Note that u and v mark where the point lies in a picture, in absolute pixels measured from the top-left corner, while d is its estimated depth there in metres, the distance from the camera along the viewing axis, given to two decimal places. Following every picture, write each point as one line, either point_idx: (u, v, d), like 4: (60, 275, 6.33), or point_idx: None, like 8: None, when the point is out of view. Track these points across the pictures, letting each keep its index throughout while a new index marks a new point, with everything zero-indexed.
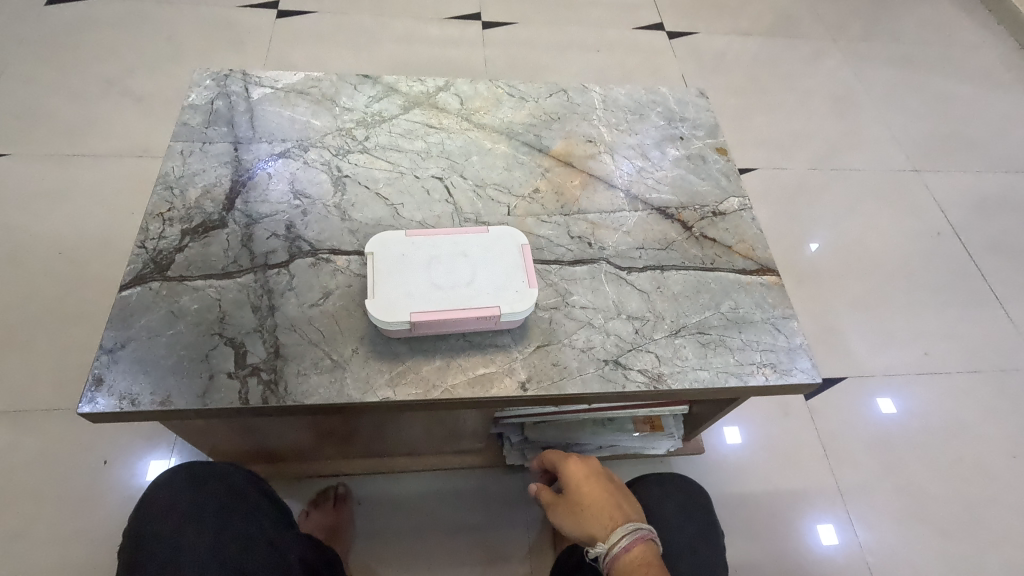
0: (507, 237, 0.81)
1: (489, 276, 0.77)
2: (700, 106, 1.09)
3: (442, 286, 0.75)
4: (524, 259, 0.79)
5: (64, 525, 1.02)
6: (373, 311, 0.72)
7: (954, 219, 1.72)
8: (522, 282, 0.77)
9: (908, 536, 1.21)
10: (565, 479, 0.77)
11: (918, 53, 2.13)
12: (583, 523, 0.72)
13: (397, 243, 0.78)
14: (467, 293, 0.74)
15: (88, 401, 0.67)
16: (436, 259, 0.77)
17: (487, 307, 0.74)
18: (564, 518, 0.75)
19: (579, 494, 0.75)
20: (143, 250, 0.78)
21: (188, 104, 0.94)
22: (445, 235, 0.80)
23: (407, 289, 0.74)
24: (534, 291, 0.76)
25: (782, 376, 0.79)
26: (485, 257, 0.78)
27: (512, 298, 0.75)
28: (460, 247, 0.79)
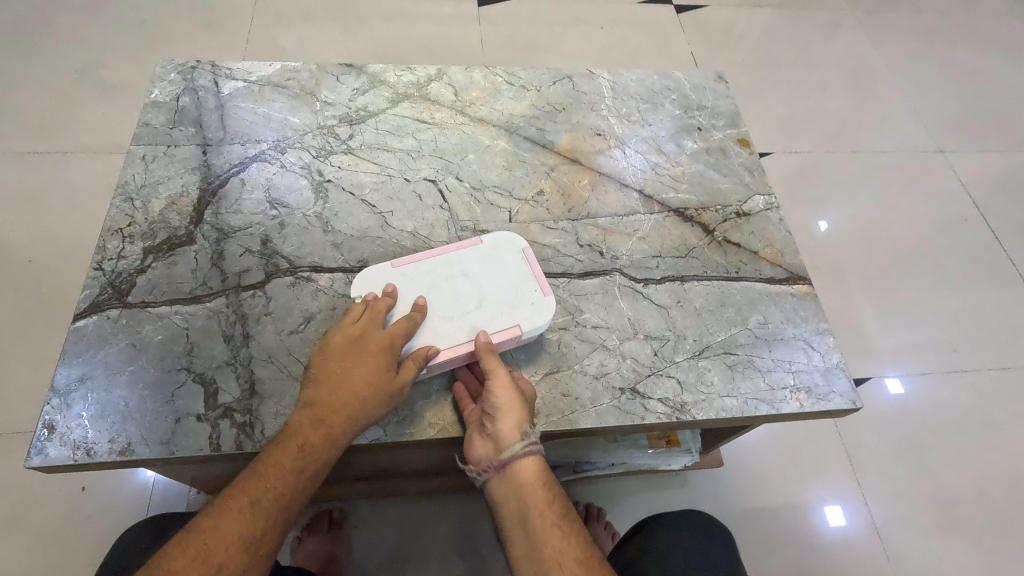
0: (504, 242, 0.75)
1: (498, 293, 0.70)
2: (720, 92, 0.98)
3: (451, 317, 0.68)
4: (528, 264, 0.73)
5: (41, 559, 0.95)
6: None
7: (983, 203, 1.61)
8: (534, 291, 0.71)
9: (942, 548, 1.12)
10: (525, 384, 0.66)
11: (942, 23, 2.00)
12: (519, 413, 0.62)
13: (386, 279, 0.70)
14: (480, 318, 0.68)
15: (37, 452, 0.59)
16: (434, 289, 0.70)
17: (507, 328, 0.68)
18: (512, 391, 0.63)
19: (530, 398, 0.65)
20: (100, 273, 0.70)
21: (151, 101, 0.84)
22: (435, 257, 0.73)
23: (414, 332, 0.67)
24: (551, 299, 0.71)
25: (818, 402, 0.71)
26: (485, 272, 0.72)
27: (529, 312, 0.69)
28: (456, 267, 0.72)
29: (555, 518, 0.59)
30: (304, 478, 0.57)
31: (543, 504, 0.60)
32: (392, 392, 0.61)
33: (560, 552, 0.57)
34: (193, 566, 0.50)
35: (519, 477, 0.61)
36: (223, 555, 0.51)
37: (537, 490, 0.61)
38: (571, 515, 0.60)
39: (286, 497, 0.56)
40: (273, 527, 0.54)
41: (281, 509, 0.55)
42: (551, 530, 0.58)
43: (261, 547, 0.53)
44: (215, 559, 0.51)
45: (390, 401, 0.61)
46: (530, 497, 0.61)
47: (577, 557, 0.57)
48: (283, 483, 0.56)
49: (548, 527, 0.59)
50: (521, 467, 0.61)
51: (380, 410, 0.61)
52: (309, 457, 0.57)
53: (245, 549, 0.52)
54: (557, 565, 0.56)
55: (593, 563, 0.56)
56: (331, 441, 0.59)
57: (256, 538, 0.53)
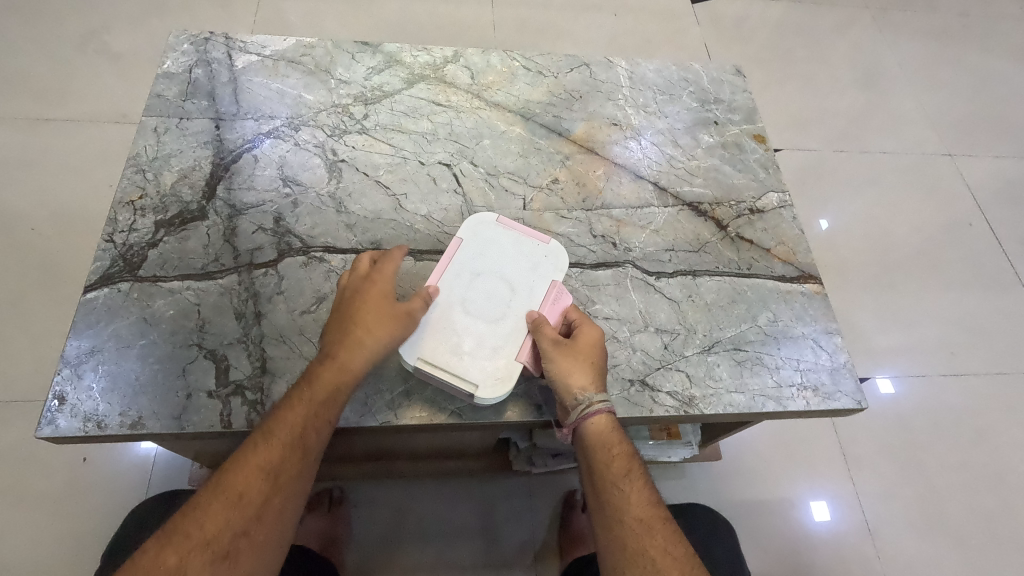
0: (476, 225, 0.73)
1: (514, 266, 0.71)
2: (737, 86, 0.98)
3: (500, 315, 0.68)
4: (508, 229, 0.74)
5: (43, 527, 0.96)
6: (476, 391, 0.63)
7: (988, 208, 1.61)
8: (537, 245, 0.73)
9: (931, 546, 1.14)
10: (586, 332, 0.66)
11: (957, 25, 1.99)
12: (577, 379, 0.63)
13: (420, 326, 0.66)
14: (523, 297, 0.69)
15: (47, 423, 0.59)
16: (464, 303, 0.68)
17: (548, 289, 0.70)
18: (568, 359, 0.64)
19: (588, 345, 0.65)
20: (111, 245, 0.70)
21: (162, 72, 0.83)
22: (441, 268, 0.70)
23: (492, 355, 0.65)
24: (554, 242, 0.74)
25: (824, 401, 0.72)
26: (486, 260, 0.71)
27: (550, 264, 0.72)
28: (458, 271, 0.70)
29: (619, 476, 0.61)
30: (319, 410, 0.59)
31: (609, 461, 0.62)
32: (403, 313, 0.63)
33: (624, 509, 0.59)
34: (219, 496, 0.55)
35: (586, 440, 0.62)
36: (242, 485, 0.56)
37: (604, 447, 0.62)
38: (636, 472, 0.62)
39: (296, 428, 0.58)
40: (290, 458, 0.57)
41: (291, 440, 0.58)
42: (616, 489, 0.60)
43: (279, 477, 0.57)
44: (235, 488, 0.55)
45: (400, 322, 0.63)
46: (598, 453, 0.62)
47: (638, 517, 0.59)
48: (298, 417, 0.59)
49: (613, 484, 0.60)
50: (591, 427, 0.62)
51: (390, 333, 0.62)
52: (317, 391, 0.60)
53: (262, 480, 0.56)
54: (619, 522, 0.58)
55: (653, 523, 0.58)
56: (340, 372, 0.60)
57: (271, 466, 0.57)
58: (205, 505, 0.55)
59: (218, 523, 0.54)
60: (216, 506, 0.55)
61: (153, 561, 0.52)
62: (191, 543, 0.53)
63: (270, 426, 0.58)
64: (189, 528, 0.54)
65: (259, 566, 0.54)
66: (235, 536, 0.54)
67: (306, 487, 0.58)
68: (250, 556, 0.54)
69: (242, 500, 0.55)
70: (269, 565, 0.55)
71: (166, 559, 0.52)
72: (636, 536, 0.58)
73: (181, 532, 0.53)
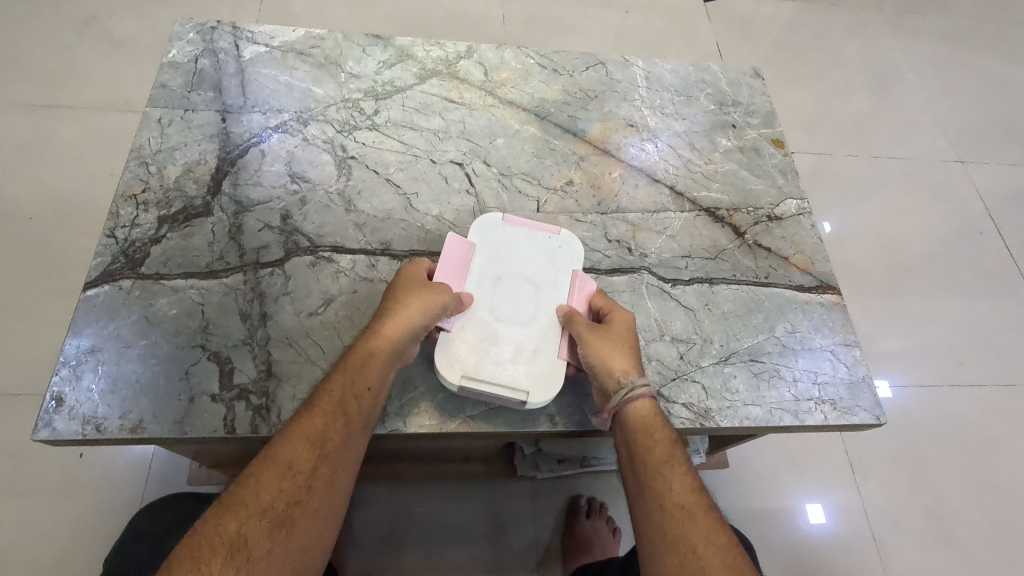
0: (484, 228, 0.71)
1: (533, 263, 0.70)
2: (755, 89, 0.95)
3: (532, 316, 0.66)
4: (518, 227, 0.72)
5: (38, 524, 0.93)
6: (528, 396, 0.62)
7: (999, 216, 1.60)
8: (550, 238, 0.72)
9: (936, 558, 1.13)
10: (618, 317, 0.66)
11: (970, 30, 1.96)
12: (615, 363, 0.62)
13: (458, 338, 0.64)
14: (549, 295, 0.68)
15: (44, 425, 0.57)
16: (494, 310, 0.66)
17: (571, 282, 0.70)
18: (605, 343, 0.63)
19: (625, 330, 0.65)
20: (112, 240, 0.67)
21: (167, 61, 0.80)
22: (462, 277, 0.67)
23: (536, 361, 0.64)
24: (564, 232, 0.73)
25: (842, 416, 0.70)
26: (504, 262, 0.69)
27: (567, 256, 0.71)
28: (478, 280, 0.68)
29: (661, 461, 0.59)
30: (361, 376, 0.59)
31: (651, 446, 0.60)
32: (433, 294, 0.62)
33: (664, 494, 0.58)
34: (269, 465, 0.55)
35: (627, 424, 0.61)
36: (291, 454, 0.55)
37: (647, 432, 0.61)
38: (678, 458, 0.60)
39: (340, 395, 0.58)
40: (336, 425, 0.57)
41: (336, 409, 0.58)
42: (658, 475, 0.59)
43: (326, 443, 0.56)
44: (284, 457, 0.55)
45: (431, 300, 0.62)
46: (638, 438, 0.61)
47: (680, 503, 0.57)
48: (342, 384, 0.58)
49: (654, 471, 0.59)
50: (634, 412, 0.61)
51: (421, 310, 0.61)
52: (353, 357, 0.60)
53: (311, 449, 0.56)
54: (657, 507, 0.57)
55: (695, 510, 0.57)
56: (378, 339, 0.60)
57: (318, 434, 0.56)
58: (258, 474, 0.54)
59: (273, 491, 0.54)
60: (267, 476, 0.54)
61: (214, 530, 0.52)
62: (249, 511, 0.53)
63: (317, 397, 0.58)
64: (244, 497, 0.54)
65: (316, 528, 0.55)
66: (288, 504, 0.54)
67: (353, 456, 0.58)
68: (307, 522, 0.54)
69: (293, 470, 0.55)
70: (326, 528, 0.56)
71: (226, 527, 0.52)
72: (677, 522, 0.56)
73: (237, 502, 0.53)
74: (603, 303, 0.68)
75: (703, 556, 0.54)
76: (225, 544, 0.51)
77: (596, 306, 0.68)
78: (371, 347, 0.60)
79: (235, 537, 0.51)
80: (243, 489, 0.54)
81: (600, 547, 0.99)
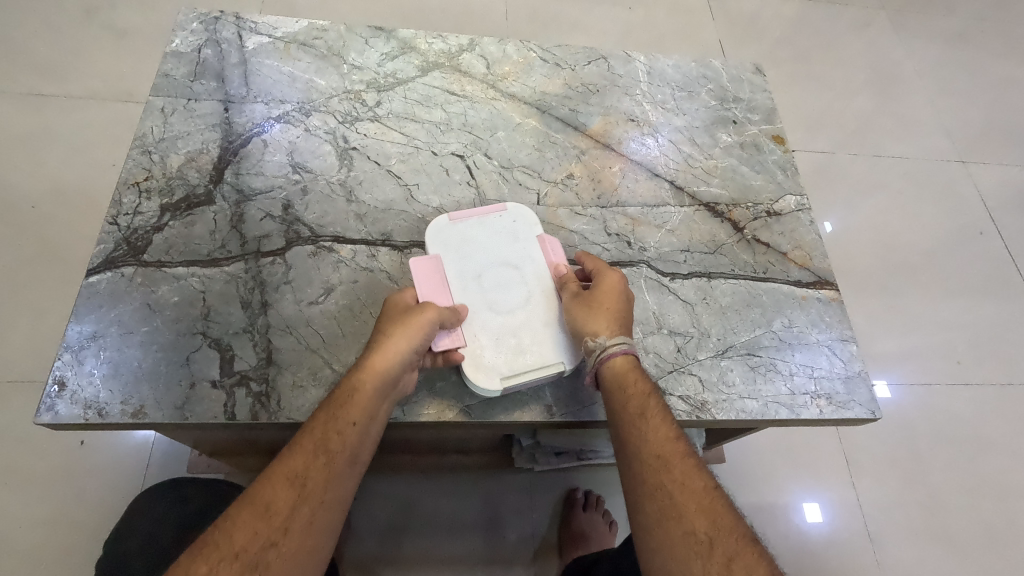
0: (438, 233, 0.71)
1: (502, 245, 0.71)
2: (757, 86, 0.96)
3: (527, 297, 0.68)
4: (473, 211, 0.73)
5: (39, 511, 0.94)
6: (562, 365, 0.65)
7: (998, 216, 1.60)
8: (501, 216, 0.73)
9: (929, 555, 1.14)
10: (602, 282, 0.67)
11: (974, 29, 1.96)
12: (598, 326, 0.63)
13: (475, 342, 0.65)
14: (530, 268, 0.70)
15: (47, 409, 0.58)
16: (491, 304, 0.67)
17: (541, 248, 0.72)
18: (586, 312, 0.64)
19: (608, 293, 0.66)
20: (115, 228, 0.68)
21: (170, 51, 0.81)
22: (445, 289, 0.67)
23: (554, 332, 0.67)
24: (509, 204, 0.75)
25: (837, 409, 0.71)
26: (474, 256, 0.70)
27: (525, 224, 0.73)
28: (461, 286, 0.68)
29: (636, 415, 0.59)
30: (346, 411, 0.57)
31: (626, 402, 0.60)
32: (419, 319, 0.61)
33: (641, 445, 0.58)
34: (245, 506, 0.52)
35: (605, 384, 0.62)
36: (269, 494, 0.52)
37: (621, 389, 0.61)
38: (653, 411, 0.60)
39: (325, 431, 0.56)
40: (319, 463, 0.54)
41: (319, 444, 0.55)
42: (633, 428, 0.59)
43: (307, 482, 0.53)
44: (262, 495, 0.52)
45: (417, 327, 0.60)
46: (614, 395, 0.61)
47: (656, 453, 0.57)
48: (326, 421, 0.56)
49: (630, 427, 0.59)
50: (610, 369, 0.62)
51: (408, 337, 0.59)
52: (342, 393, 0.58)
53: (291, 486, 0.53)
54: (635, 456, 0.57)
55: (671, 458, 0.57)
56: (366, 372, 0.58)
57: (299, 471, 0.54)
58: (235, 514, 0.51)
59: (247, 534, 0.50)
60: (244, 516, 0.51)
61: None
62: (220, 553, 0.49)
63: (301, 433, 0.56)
64: (217, 541, 0.50)
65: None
66: (263, 547, 0.50)
67: (337, 500, 0.54)
68: (282, 568, 0.50)
69: (271, 511, 0.52)
70: None
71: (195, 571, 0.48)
72: (654, 470, 0.56)
73: (210, 543, 0.50)
74: (596, 266, 0.70)
75: (681, 502, 0.54)
76: None
77: (587, 268, 0.70)
78: (357, 381, 0.58)
79: None
80: (216, 532, 0.51)
81: (597, 540, 1.00)
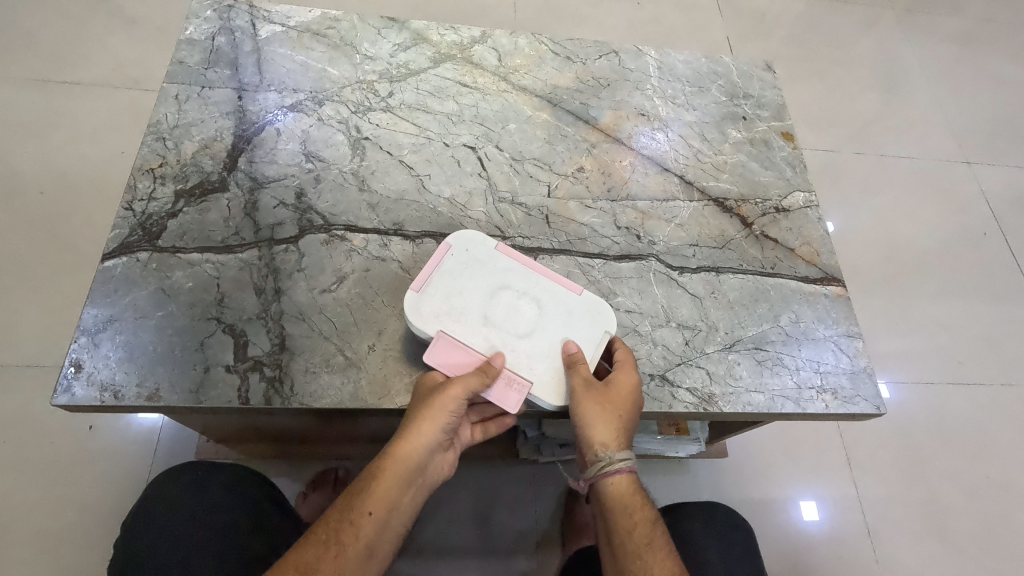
0: (418, 312, 0.65)
1: (476, 276, 0.68)
2: (766, 82, 0.96)
3: (533, 304, 0.68)
4: (435, 262, 0.68)
5: (47, 495, 0.95)
6: (609, 332, 0.68)
7: (1003, 217, 1.60)
8: (454, 252, 0.69)
9: (928, 553, 1.15)
10: (621, 380, 0.64)
11: (981, 30, 1.96)
12: (601, 435, 0.62)
13: (535, 371, 0.65)
14: (514, 278, 0.69)
15: (63, 390, 0.59)
16: (515, 333, 0.66)
17: (507, 254, 0.71)
18: (597, 419, 0.62)
19: (620, 394, 0.63)
20: (130, 213, 0.68)
21: (185, 38, 0.81)
22: (474, 352, 0.64)
23: (581, 313, 0.69)
24: (453, 235, 0.70)
25: (843, 404, 0.72)
26: (464, 302, 0.67)
27: (478, 244, 0.70)
28: (482, 337, 0.65)
29: (641, 544, 0.60)
30: (362, 502, 0.58)
31: (631, 528, 0.61)
32: (444, 400, 0.59)
33: None
34: None
35: (612, 501, 0.62)
36: None
37: (625, 511, 0.62)
38: (658, 541, 0.60)
39: (339, 522, 0.58)
40: (328, 554, 0.56)
41: (331, 535, 0.57)
42: (637, 559, 0.59)
43: (315, 572, 0.54)
44: None
45: (442, 408, 0.59)
46: (621, 518, 0.61)
47: None
48: (340, 512, 0.58)
49: (635, 553, 0.59)
50: (613, 489, 0.62)
51: (432, 423, 0.59)
52: (361, 483, 0.59)
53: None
54: None
55: None
56: (385, 461, 0.59)
57: (310, 562, 0.55)
58: None
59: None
60: None
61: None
62: None
63: (317, 524, 0.58)
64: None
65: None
66: None
67: None
68: None
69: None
70: None
71: None
72: None
73: None
74: (622, 359, 0.66)
75: None
76: None
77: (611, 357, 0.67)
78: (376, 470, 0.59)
79: None
80: None
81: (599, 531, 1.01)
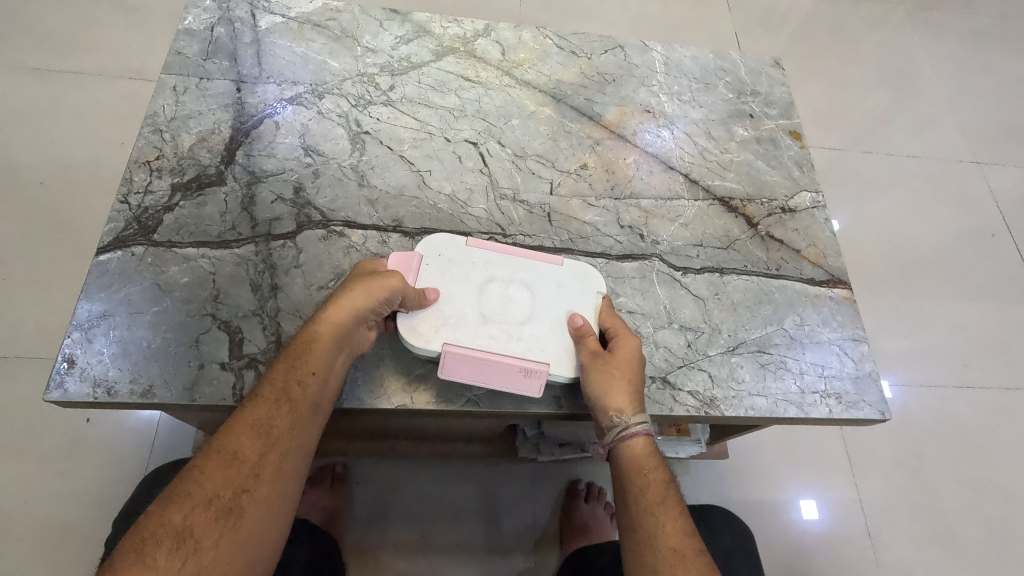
0: (419, 335, 0.63)
1: (461, 278, 0.67)
2: (775, 79, 0.94)
3: (520, 289, 0.68)
4: (414, 275, 0.66)
5: (44, 487, 0.95)
6: (600, 292, 0.69)
7: (1012, 219, 1.58)
8: (429, 261, 0.67)
9: (928, 557, 1.14)
10: (623, 345, 0.64)
11: (995, 28, 1.93)
12: (616, 395, 0.61)
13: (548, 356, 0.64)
14: (498, 268, 0.68)
15: (55, 386, 0.58)
16: (515, 321, 0.66)
17: (480, 248, 0.69)
18: (606, 381, 0.61)
19: (626, 359, 0.63)
20: (126, 206, 0.67)
21: (183, 28, 0.79)
22: (489, 353, 0.63)
23: (570, 282, 0.69)
24: (421, 246, 0.68)
25: (847, 410, 0.70)
26: (458, 309, 0.65)
27: (450, 245, 0.68)
28: (488, 335, 0.64)
29: (653, 502, 0.59)
30: (305, 361, 0.58)
31: (645, 486, 0.60)
32: (378, 283, 0.60)
33: (657, 537, 0.57)
34: (213, 456, 0.55)
35: (625, 460, 0.61)
36: (237, 443, 0.55)
37: (640, 472, 0.61)
38: (671, 500, 0.60)
39: (286, 380, 0.58)
40: (280, 411, 0.57)
41: (280, 395, 0.57)
42: (650, 515, 0.59)
43: (273, 430, 0.56)
44: (230, 446, 0.55)
45: (376, 288, 0.60)
46: (631, 477, 0.61)
47: (673, 546, 0.57)
48: (286, 370, 0.58)
49: (648, 508, 0.59)
50: (628, 450, 0.61)
51: (365, 290, 0.59)
52: (299, 345, 0.59)
53: (257, 435, 0.56)
54: (650, 550, 0.57)
55: (688, 554, 0.56)
56: (319, 324, 0.59)
57: (265, 420, 0.56)
58: (203, 464, 0.54)
59: (219, 479, 0.54)
60: (212, 465, 0.54)
61: (158, 521, 0.51)
62: (194, 501, 0.53)
63: (262, 386, 0.58)
64: (189, 488, 0.53)
65: (267, 516, 0.54)
66: (237, 492, 0.54)
67: (301, 444, 0.58)
68: (256, 509, 0.54)
69: (239, 458, 0.55)
70: (277, 511, 0.55)
71: (171, 518, 0.51)
72: (670, 566, 0.56)
73: (182, 493, 0.53)
74: (618, 324, 0.66)
75: None
76: (169, 535, 0.51)
77: (606, 324, 0.67)
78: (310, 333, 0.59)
79: (180, 528, 0.51)
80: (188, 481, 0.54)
81: (597, 532, 1.01)
